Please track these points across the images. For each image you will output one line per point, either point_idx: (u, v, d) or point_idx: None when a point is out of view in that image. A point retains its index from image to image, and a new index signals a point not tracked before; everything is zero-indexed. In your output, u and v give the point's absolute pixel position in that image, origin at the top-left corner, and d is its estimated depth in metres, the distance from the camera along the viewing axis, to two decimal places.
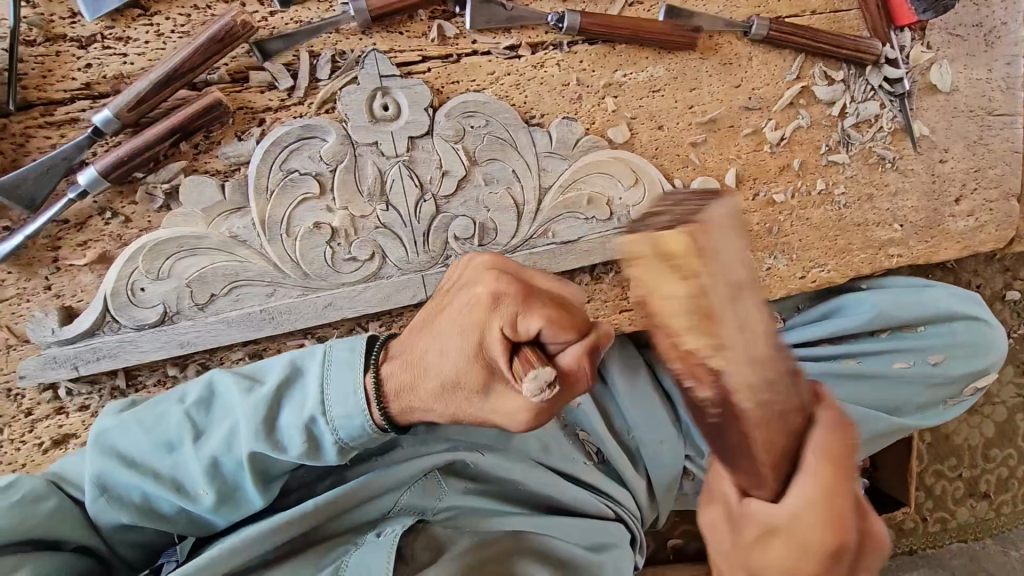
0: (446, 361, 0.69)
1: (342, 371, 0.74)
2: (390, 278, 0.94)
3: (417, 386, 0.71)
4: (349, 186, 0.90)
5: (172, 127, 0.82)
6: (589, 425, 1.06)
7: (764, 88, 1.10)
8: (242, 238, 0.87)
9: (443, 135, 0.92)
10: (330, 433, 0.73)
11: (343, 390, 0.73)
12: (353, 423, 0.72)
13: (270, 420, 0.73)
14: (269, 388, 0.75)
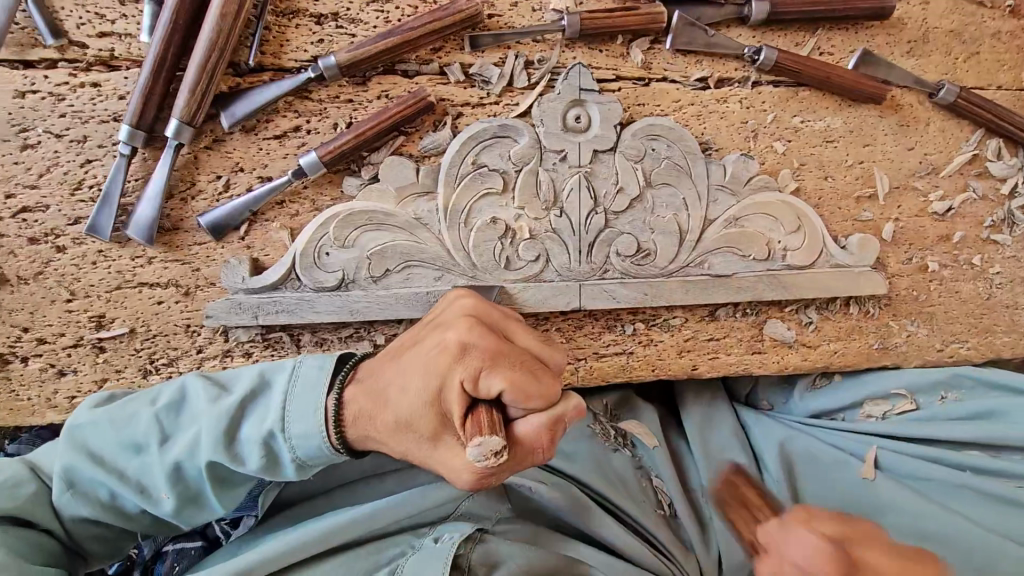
0: (406, 403, 0.69)
1: (308, 390, 0.75)
2: (549, 281, 0.96)
3: (371, 425, 0.73)
4: (530, 189, 0.93)
5: (393, 123, 0.88)
6: (662, 471, 1.12)
7: (937, 155, 1.09)
8: (425, 222, 0.91)
9: (625, 153, 0.95)
10: (286, 450, 0.74)
11: (305, 409, 0.73)
12: (311, 445, 0.73)
13: (232, 431, 0.74)
14: (237, 401, 0.75)
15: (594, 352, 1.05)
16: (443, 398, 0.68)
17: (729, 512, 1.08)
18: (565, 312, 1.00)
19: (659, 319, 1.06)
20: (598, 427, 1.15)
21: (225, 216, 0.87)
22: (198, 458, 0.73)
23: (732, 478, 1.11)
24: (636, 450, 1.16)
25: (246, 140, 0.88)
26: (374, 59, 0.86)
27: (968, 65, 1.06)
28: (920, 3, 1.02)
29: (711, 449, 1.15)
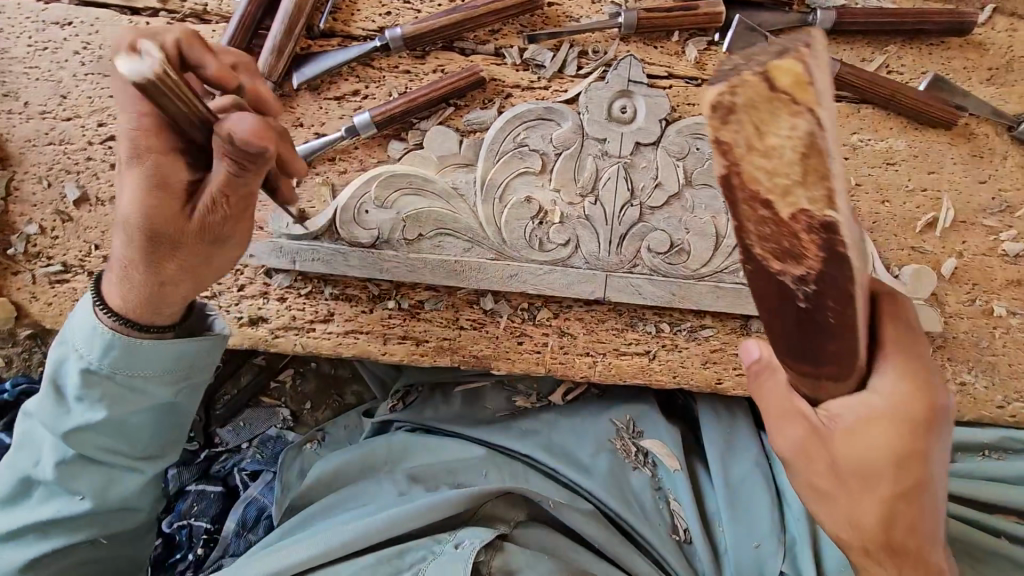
0: (135, 256, 0.72)
1: (81, 326, 0.80)
2: (576, 268, 0.96)
3: (167, 305, 0.78)
4: (568, 174, 0.94)
5: (443, 94, 0.92)
6: (680, 494, 1.10)
7: (1013, 192, 1.01)
8: (461, 192, 0.94)
9: (668, 149, 0.94)
10: (114, 377, 0.80)
11: (85, 340, 0.79)
12: (90, 336, 0.79)
13: (93, 403, 0.80)
14: (71, 360, 0.81)
15: (614, 349, 1.03)
16: (130, 234, 0.70)
17: (745, 544, 1.03)
18: (589, 301, 1.00)
19: (687, 325, 1.03)
20: (618, 442, 1.16)
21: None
22: (88, 433, 0.82)
23: (753, 505, 1.07)
24: (656, 470, 1.14)
25: (311, 98, 0.95)
26: (435, 31, 0.91)
27: None
28: (1006, 31, 0.97)
29: (734, 476, 1.11)
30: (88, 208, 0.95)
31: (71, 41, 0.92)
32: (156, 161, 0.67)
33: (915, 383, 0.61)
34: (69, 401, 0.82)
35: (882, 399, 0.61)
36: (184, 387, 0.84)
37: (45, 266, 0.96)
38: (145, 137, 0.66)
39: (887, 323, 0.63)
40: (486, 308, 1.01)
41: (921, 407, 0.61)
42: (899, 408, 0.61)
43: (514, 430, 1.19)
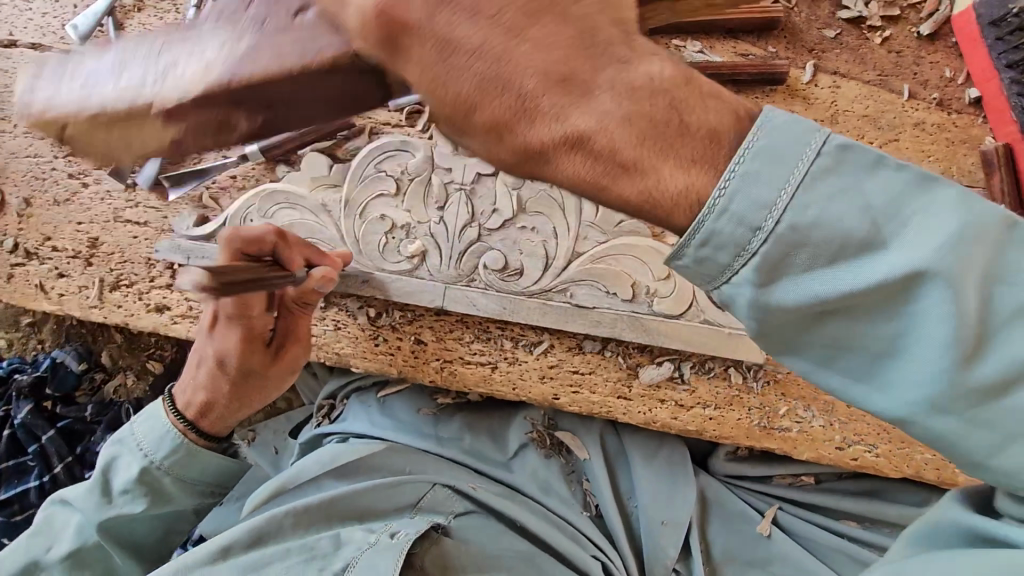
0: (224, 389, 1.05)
1: (154, 431, 1.04)
2: (419, 279, 1.09)
3: (226, 422, 1.08)
4: (419, 196, 1.09)
5: None
6: (593, 478, 1.22)
7: None
8: (329, 208, 1.12)
9: (504, 180, 1.07)
10: (164, 477, 1.03)
11: (149, 440, 1.03)
12: (161, 439, 1.03)
13: (137, 494, 1.01)
14: (131, 461, 1.03)
15: (460, 357, 1.12)
16: (217, 375, 1.04)
17: (653, 519, 1.15)
18: (434, 310, 1.12)
19: (525, 340, 1.10)
20: (535, 432, 1.27)
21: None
22: (122, 520, 1.01)
23: (666, 494, 1.18)
24: (569, 457, 1.25)
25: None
26: None
27: (884, 151, 1.01)
28: (830, 87, 1.03)
29: (645, 467, 1.22)
30: (49, 209, 1.24)
31: None
32: (242, 323, 1.02)
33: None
34: (112, 492, 1.01)
35: (495, 80, 0.46)
36: (207, 501, 1.10)
37: (15, 251, 1.25)
38: (249, 310, 0.99)
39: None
40: (348, 307, 1.15)
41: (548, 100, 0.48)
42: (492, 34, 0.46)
43: (438, 429, 1.28)
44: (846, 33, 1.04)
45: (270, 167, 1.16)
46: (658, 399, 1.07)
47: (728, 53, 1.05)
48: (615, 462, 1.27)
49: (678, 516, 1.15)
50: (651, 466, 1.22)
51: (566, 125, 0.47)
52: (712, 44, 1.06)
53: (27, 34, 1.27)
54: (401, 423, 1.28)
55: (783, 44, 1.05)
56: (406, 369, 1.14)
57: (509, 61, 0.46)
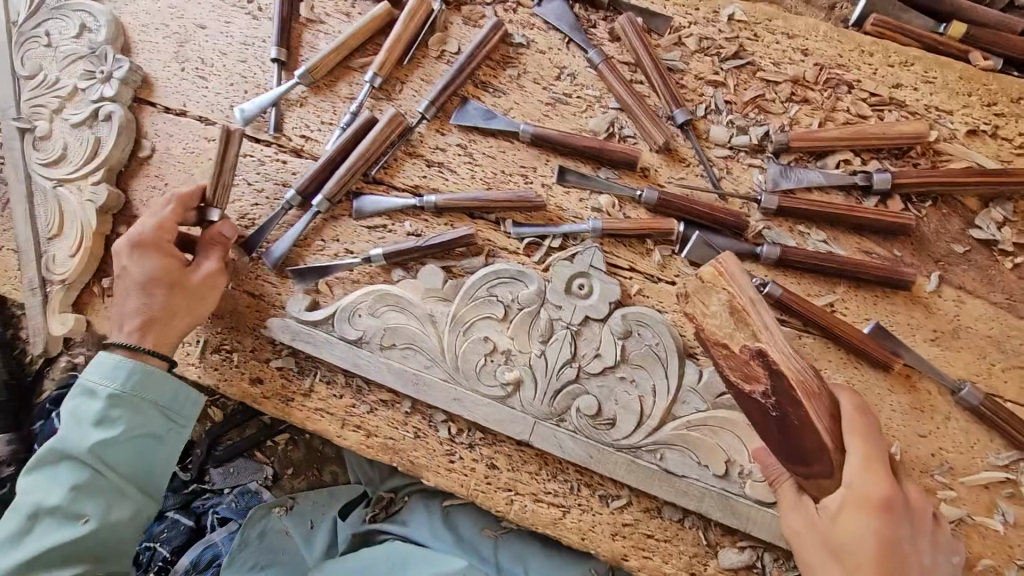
0: (181, 307, 1.14)
1: (110, 371, 1.10)
2: (510, 407, 1.10)
3: (167, 335, 1.14)
4: (525, 327, 1.12)
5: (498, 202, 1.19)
6: None
7: (956, 454, 0.98)
8: (436, 320, 1.15)
9: (612, 328, 1.09)
10: (125, 402, 1.09)
11: (104, 375, 1.10)
12: (114, 372, 1.09)
13: (115, 420, 1.08)
14: (92, 401, 1.09)
15: (534, 493, 1.10)
16: (146, 294, 1.11)
17: None
18: (517, 440, 1.11)
19: (604, 491, 1.08)
20: None
21: (368, 207, 1.25)
22: (99, 450, 1.06)
23: None
24: None
25: (362, 208, 1.26)
26: (504, 204, 1.19)
27: (1006, 376, 0.99)
28: (954, 300, 1.03)
29: None
30: None
31: (210, 152, 1.38)
32: (157, 253, 1.12)
33: (876, 471, 0.81)
34: (76, 433, 1.07)
35: (852, 500, 0.80)
36: (172, 429, 1.13)
37: None
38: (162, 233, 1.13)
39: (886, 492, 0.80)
40: (432, 418, 1.16)
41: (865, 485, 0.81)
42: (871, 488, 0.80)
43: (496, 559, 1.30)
44: (976, 251, 1.04)
45: (387, 268, 1.22)
46: None
47: (852, 247, 1.08)
48: None
49: None
50: None
51: (842, 554, 0.80)
52: (836, 234, 1.09)
53: (198, 106, 1.41)
54: (466, 543, 1.33)
55: (909, 248, 1.06)
56: (476, 494, 1.13)
57: (865, 502, 0.80)
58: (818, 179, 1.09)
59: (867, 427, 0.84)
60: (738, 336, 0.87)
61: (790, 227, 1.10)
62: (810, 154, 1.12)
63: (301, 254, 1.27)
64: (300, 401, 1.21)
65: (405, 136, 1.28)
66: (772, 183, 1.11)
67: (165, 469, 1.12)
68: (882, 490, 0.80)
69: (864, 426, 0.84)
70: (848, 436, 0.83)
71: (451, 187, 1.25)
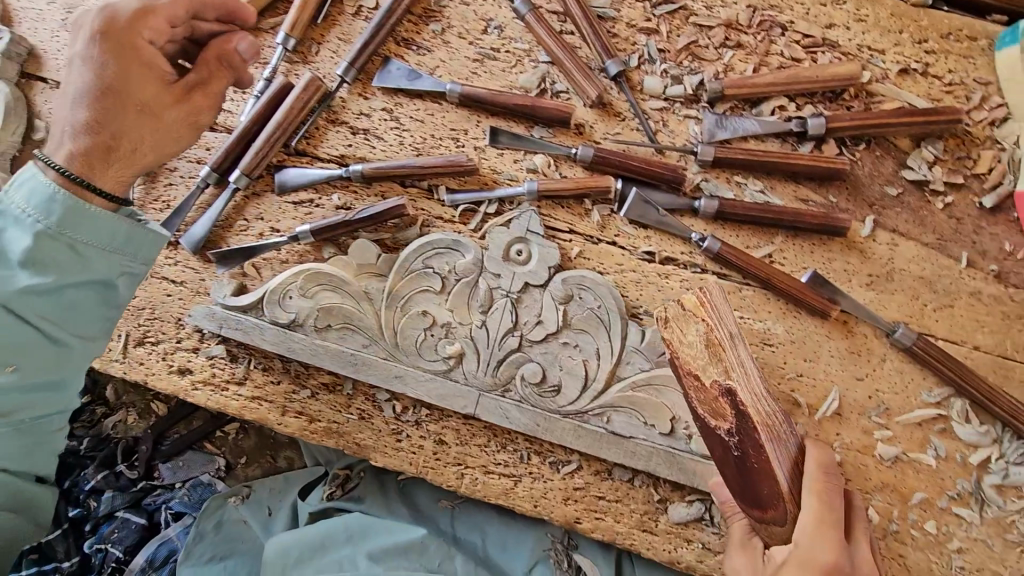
0: (146, 139, 0.93)
1: (35, 193, 0.88)
2: (454, 381, 1.07)
3: (139, 143, 0.93)
4: (464, 298, 1.08)
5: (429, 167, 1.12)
6: None
7: (891, 394, 1.00)
8: (371, 297, 1.10)
9: (552, 293, 1.06)
10: (62, 241, 0.89)
11: (29, 198, 0.88)
12: (50, 194, 0.88)
13: (47, 265, 0.88)
14: (14, 230, 0.88)
15: (484, 465, 1.09)
16: (96, 105, 0.90)
17: None
18: (463, 414, 1.09)
19: (553, 458, 1.07)
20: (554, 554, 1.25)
21: (290, 180, 1.17)
22: (48, 298, 0.90)
23: None
24: None
25: (285, 182, 1.18)
26: (436, 169, 1.12)
27: (938, 315, 1.01)
28: (887, 243, 1.03)
29: None
30: None
31: None
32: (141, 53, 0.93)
33: (830, 530, 0.81)
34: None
35: (805, 552, 0.79)
36: (118, 271, 0.94)
37: None
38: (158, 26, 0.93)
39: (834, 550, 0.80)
40: (376, 398, 1.12)
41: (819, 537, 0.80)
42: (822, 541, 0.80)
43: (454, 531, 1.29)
44: (908, 193, 1.04)
45: (315, 246, 1.15)
46: (685, 539, 1.03)
47: (788, 196, 1.06)
48: None
49: None
50: None
51: None
52: (773, 183, 1.07)
53: None
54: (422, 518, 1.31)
55: (844, 193, 1.05)
56: (427, 471, 1.11)
57: (816, 558, 0.79)
58: (753, 128, 1.07)
59: (829, 490, 0.84)
60: (709, 370, 0.82)
61: (728, 179, 1.08)
62: (745, 102, 1.09)
63: (223, 236, 1.19)
64: (237, 391, 1.16)
65: (326, 101, 1.19)
66: (707, 134, 1.08)
67: (91, 333, 0.96)
68: (825, 550, 0.79)
69: (825, 486, 0.84)
70: (807, 495, 0.84)
71: (378, 155, 1.18)
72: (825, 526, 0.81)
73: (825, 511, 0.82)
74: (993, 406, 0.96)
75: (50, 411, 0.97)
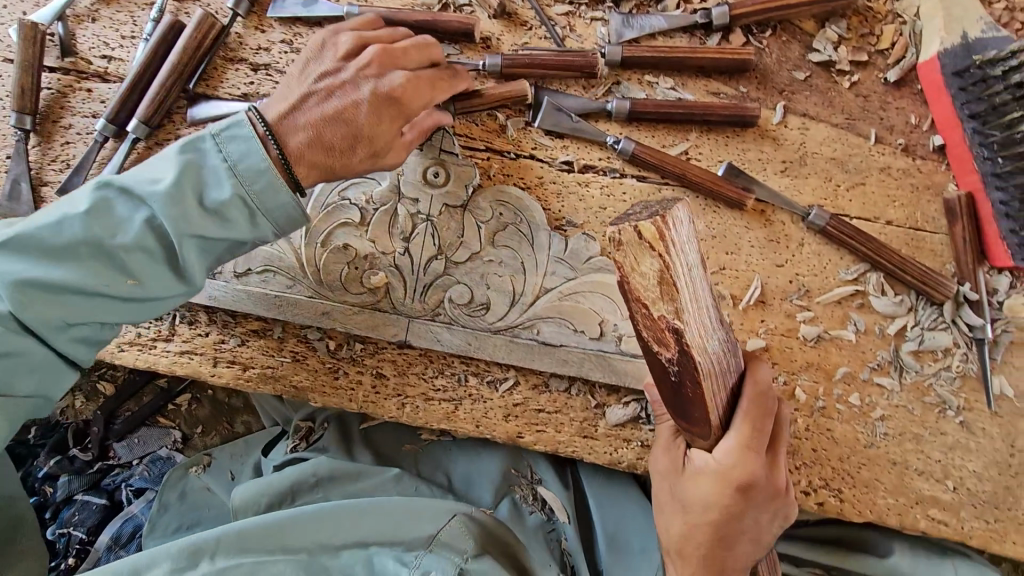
0: (309, 155, 0.88)
1: (246, 149, 0.83)
2: (382, 312, 1.06)
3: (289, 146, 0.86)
4: (384, 226, 1.06)
5: None
6: (571, 540, 1.13)
7: (811, 277, 1.02)
8: (288, 235, 1.07)
9: (473, 212, 1.04)
10: (234, 189, 0.82)
11: (235, 146, 0.83)
12: (243, 146, 0.83)
13: (214, 207, 0.82)
14: (201, 169, 0.82)
15: (423, 393, 1.08)
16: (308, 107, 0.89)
17: None
18: (396, 344, 1.08)
19: (491, 377, 1.07)
20: (518, 483, 1.19)
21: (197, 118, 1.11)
22: (181, 244, 0.81)
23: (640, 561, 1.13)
24: (549, 515, 1.17)
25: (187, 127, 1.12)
26: None
27: (851, 194, 1.02)
28: (799, 129, 1.03)
29: (618, 527, 1.17)
30: None
31: None
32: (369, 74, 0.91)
33: (754, 452, 0.80)
34: (139, 196, 0.81)
35: (725, 471, 0.81)
36: (252, 236, 0.86)
37: None
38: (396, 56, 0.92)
39: (753, 468, 0.80)
40: (307, 339, 1.10)
41: (744, 460, 0.80)
42: (743, 464, 0.80)
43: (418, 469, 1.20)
44: (816, 76, 1.04)
45: None
46: (625, 440, 1.05)
47: (700, 91, 1.05)
48: (586, 517, 1.19)
49: None
50: (625, 525, 1.17)
51: (683, 503, 0.85)
52: (684, 80, 1.06)
53: None
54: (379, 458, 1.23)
55: (755, 83, 1.04)
56: (365, 407, 1.08)
57: (732, 480, 0.80)
58: (660, 24, 1.05)
59: (764, 414, 0.81)
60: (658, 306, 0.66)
61: (639, 79, 1.06)
62: None
63: None
64: (163, 348, 1.12)
65: (220, 38, 1.13)
66: (615, 36, 1.06)
67: (173, 278, 0.85)
68: (744, 469, 0.80)
69: (760, 409, 0.81)
70: (739, 417, 0.80)
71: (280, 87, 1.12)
72: (750, 448, 0.80)
73: (754, 434, 0.80)
74: (907, 277, 0.99)
75: (85, 325, 0.83)
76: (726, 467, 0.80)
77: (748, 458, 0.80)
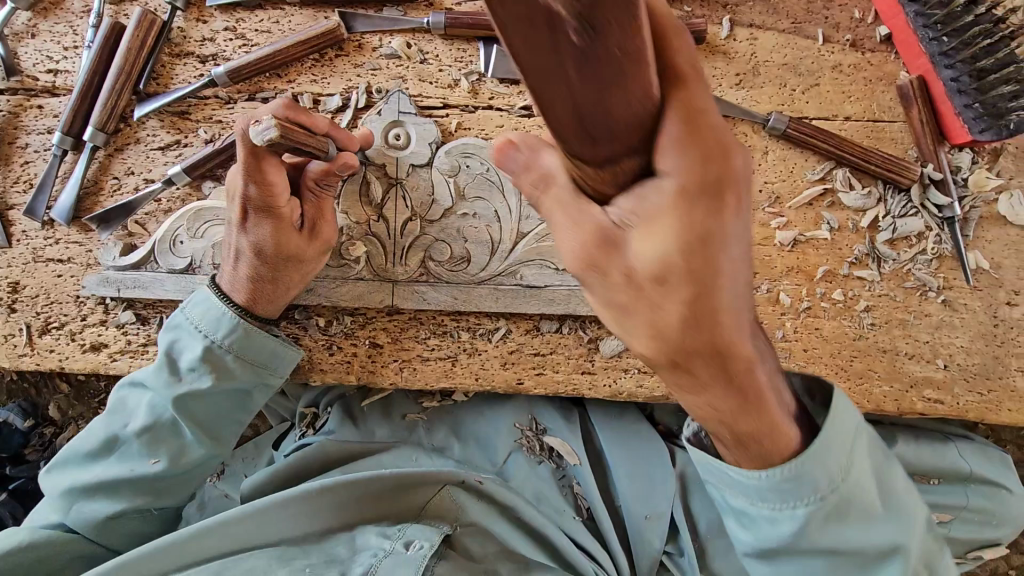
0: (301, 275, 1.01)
1: (211, 312, 0.97)
2: (365, 281, 1.06)
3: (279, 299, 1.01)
4: (355, 196, 1.05)
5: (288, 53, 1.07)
6: (583, 481, 1.15)
7: (780, 183, 1.03)
8: None
9: (440, 169, 1.05)
10: (225, 354, 0.96)
11: (208, 321, 0.97)
12: (216, 320, 0.96)
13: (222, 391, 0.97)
14: (192, 351, 0.96)
15: (418, 355, 1.09)
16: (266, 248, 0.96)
17: (637, 516, 1.12)
18: (385, 310, 1.09)
19: (483, 329, 1.08)
20: (523, 437, 1.19)
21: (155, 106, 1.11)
22: (196, 396, 0.95)
23: (656, 486, 1.15)
24: (559, 461, 1.17)
25: (146, 130, 1.13)
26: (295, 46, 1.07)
27: (808, 96, 1.03)
28: (747, 40, 1.04)
29: (630, 460, 1.17)
30: None
31: None
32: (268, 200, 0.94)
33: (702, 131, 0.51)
34: (180, 371, 0.96)
35: (681, 174, 0.51)
36: (268, 390, 1.00)
37: None
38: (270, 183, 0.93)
39: (713, 154, 0.52)
40: (295, 320, 1.10)
41: (697, 150, 0.51)
42: (698, 156, 0.51)
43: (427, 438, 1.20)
44: None
45: (195, 187, 1.11)
46: (622, 369, 1.07)
47: None
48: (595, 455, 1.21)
49: (659, 507, 1.13)
50: (637, 459, 1.17)
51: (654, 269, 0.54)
52: None
53: None
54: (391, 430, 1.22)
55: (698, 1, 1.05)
56: (363, 378, 1.09)
57: (693, 188, 0.51)
58: None
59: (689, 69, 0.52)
60: None
61: None
62: None
63: (98, 202, 1.13)
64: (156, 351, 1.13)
65: (164, 35, 1.12)
66: None
67: (234, 429, 1.00)
68: (719, 165, 0.52)
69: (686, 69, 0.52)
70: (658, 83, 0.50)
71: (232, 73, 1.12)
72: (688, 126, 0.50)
73: (692, 110, 0.51)
74: (871, 168, 1.00)
75: (176, 437, 0.95)
76: (679, 168, 0.51)
77: (701, 143, 0.51)
